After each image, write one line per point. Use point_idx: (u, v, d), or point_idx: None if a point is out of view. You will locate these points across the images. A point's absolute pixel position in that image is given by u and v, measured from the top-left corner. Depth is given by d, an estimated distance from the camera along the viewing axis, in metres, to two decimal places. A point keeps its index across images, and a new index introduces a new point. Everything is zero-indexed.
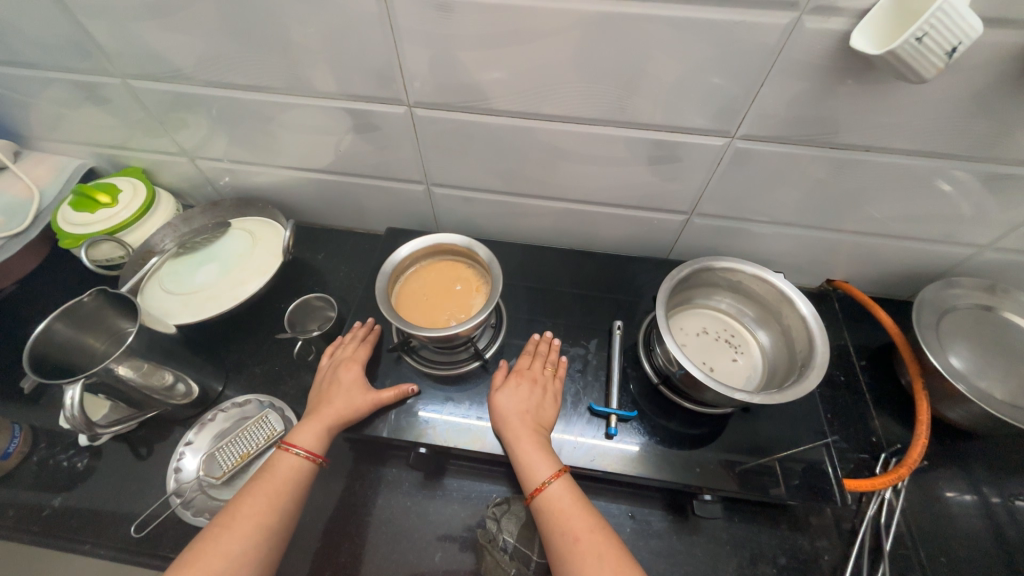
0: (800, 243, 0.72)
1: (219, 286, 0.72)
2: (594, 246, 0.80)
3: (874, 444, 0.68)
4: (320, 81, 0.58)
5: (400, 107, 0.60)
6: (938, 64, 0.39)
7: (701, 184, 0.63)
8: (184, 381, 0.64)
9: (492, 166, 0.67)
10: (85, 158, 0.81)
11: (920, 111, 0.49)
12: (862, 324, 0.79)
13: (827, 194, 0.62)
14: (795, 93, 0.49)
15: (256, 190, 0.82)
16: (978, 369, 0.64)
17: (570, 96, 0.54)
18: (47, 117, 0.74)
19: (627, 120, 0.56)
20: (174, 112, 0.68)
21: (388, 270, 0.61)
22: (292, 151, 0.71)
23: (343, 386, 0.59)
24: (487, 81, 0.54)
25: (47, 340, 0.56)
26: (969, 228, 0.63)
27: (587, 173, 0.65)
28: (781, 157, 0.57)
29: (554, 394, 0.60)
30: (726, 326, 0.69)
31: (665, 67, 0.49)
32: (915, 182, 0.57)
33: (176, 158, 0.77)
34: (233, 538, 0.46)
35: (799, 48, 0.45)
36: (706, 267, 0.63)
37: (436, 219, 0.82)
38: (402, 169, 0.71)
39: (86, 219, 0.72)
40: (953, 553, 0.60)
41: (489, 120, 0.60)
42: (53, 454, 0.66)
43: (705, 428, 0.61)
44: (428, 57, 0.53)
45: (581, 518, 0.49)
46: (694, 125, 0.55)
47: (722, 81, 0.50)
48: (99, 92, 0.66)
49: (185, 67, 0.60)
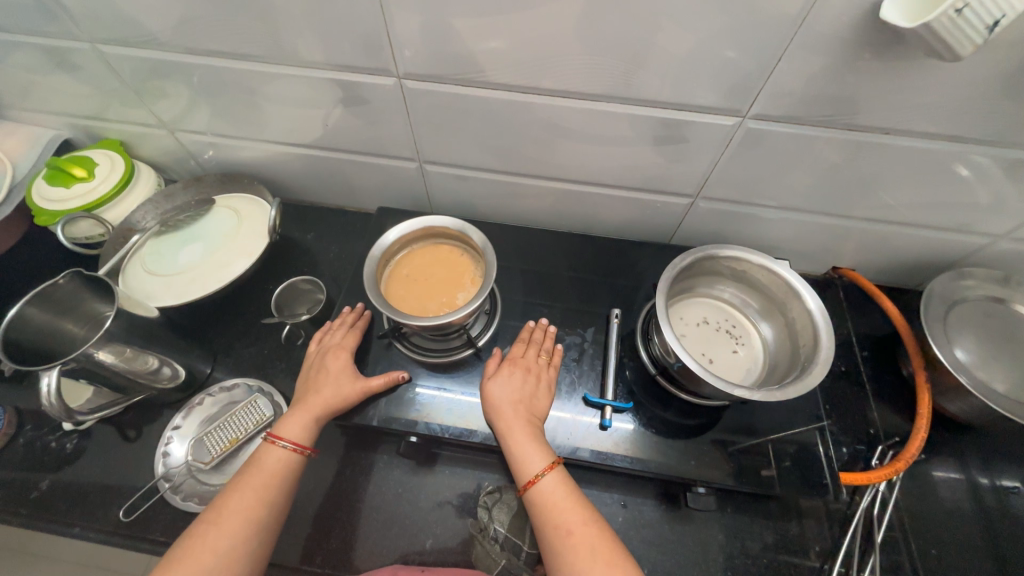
0: (808, 229, 0.69)
1: (203, 267, 0.69)
2: (594, 228, 0.77)
3: (872, 435, 0.67)
4: (303, 49, 0.54)
5: (390, 79, 0.56)
6: (976, 40, 0.35)
7: (708, 166, 0.60)
8: (170, 365, 0.63)
9: (489, 144, 0.64)
10: (60, 129, 0.77)
11: (951, 92, 0.45)
12: (866, 313, 0.77)
13: (841, 178, 0.58)
14: (816, 69, 0.46)
15: (241, 165, 0.78)
16: (983, 363, 0.62)
17: (572, 70, 0.50)
18: (15, 85, 0.69)
19: (632, 97, 0.52)
20: (150, 81, 0.63)
21: (376, 255, 0.59)
22: (277, 124, 0.67)
23: (331, 374, 0.57)
24: (483, 51, 0.50)
25: (21, 325, 0.54)
26: (986, 218, 0.60)
27: (589, 152, 0.62)
28: (795, 138, 0.54)
29: (548, 383, 0.58)
30: (728, 316, 0.67)
31: (676, 39, 0.45)
32: (934, 167, 0.54)
33: (156, 130, 0.73)
34: (222, 534, 0.45)
35: (823, 20, 0.41)
36: (709, 255, 0.61)
37: (430, 199, 0.78)
38: (394, 145, 0.67)
39: (62, 194, 0.69)
40: (943, 544, 0.61)
41: (485, 95, 0.56)
42: (40, 436, 0.65)
43: (702, 419, 0.60)
44: (419, 24, 0.49)
45: (574, 510, 0.48)
46: (705, 103, 0.52)
47: (736, 56, 0.46)
48: (67, 57, 0.62)
49: (158, 32, 0.55)
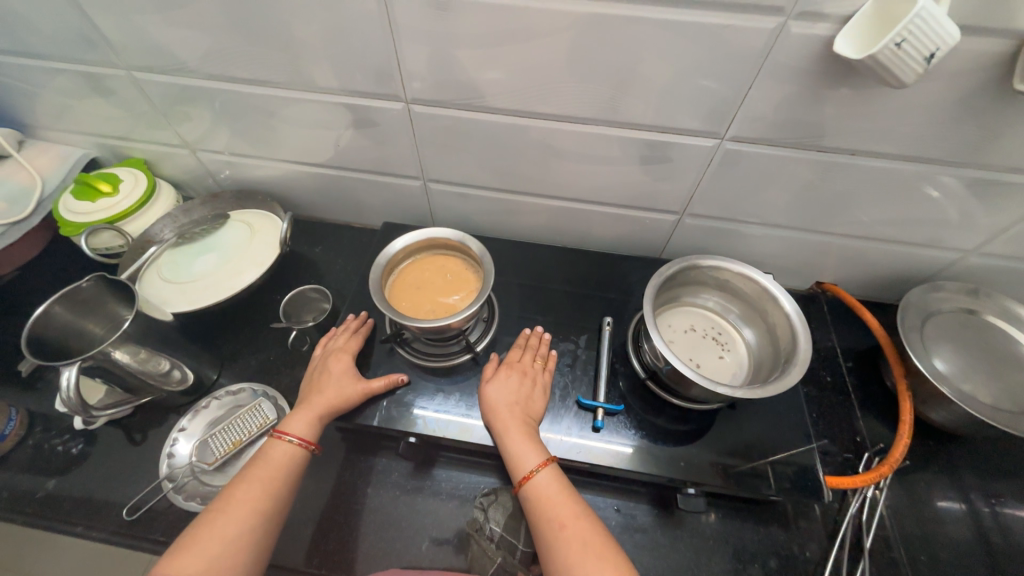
0: (789, 244, 0.73)
1: (216, 276, 0.73)
2: (588, 244, 0.82)
3: (858, 444, 0.69)
4: (321, 76, 0.60)
5: (398, 103, 0.62)
6: (918, 69, 0.40)
7: (692, 184, 0.65)
8: (181, 368, 0.65)
9: (488, 163, 0.69)
10: (88, 148, 0.82)
11: (906, 116, 0.50)
12: (850, 327, 0.80)
13: (816, 196, 0.63)
14: (783, 96, 0.51)
15: (255, 183, 0.83)
16: (961, 372, 0.65)
17: (565, 96, 0.56)
18: (52, 107, 0.75)
19: (619, 120, 0.57)
20: (178, 105, 0.69)
21: (381, 262, 0.63)
22: (293, 145, 0.72)
23: (334, 375, 0.60)
24: (484, 80, 0.56)
25: (46, 324, 0.57)
26: (954, 234, 0.64)
27: (581, 171, 0.67)
28: (770, 159, 0.59)
29: (543, 386, 0.61)
30: (713, 324, 0.70)
31: (657, 69, 0.51)
32: (901, 185, 0.58)
33: (178, 150, 0.79)
34: (230, 521, 0.46)
35: (786, 52, 0.46)
36: (694, 265, 0.64)
37: (432, 215, 0.83)
38: (400, 164, 0.72)
39: (87, 208, 0.73)
40: (933, 552, 0.61)
41: (486, 118, 0.61)
42: (48, 438, 0.67)
43: (692, 424, 0.62)
44: (426, 56, 0.54)
45: (567, 505, 0.49)
46: (686, 126, 0.57)
47: (712, 84, 0.51)
48: (103, 83, 0.68)
49: (190, 60, 0.61)
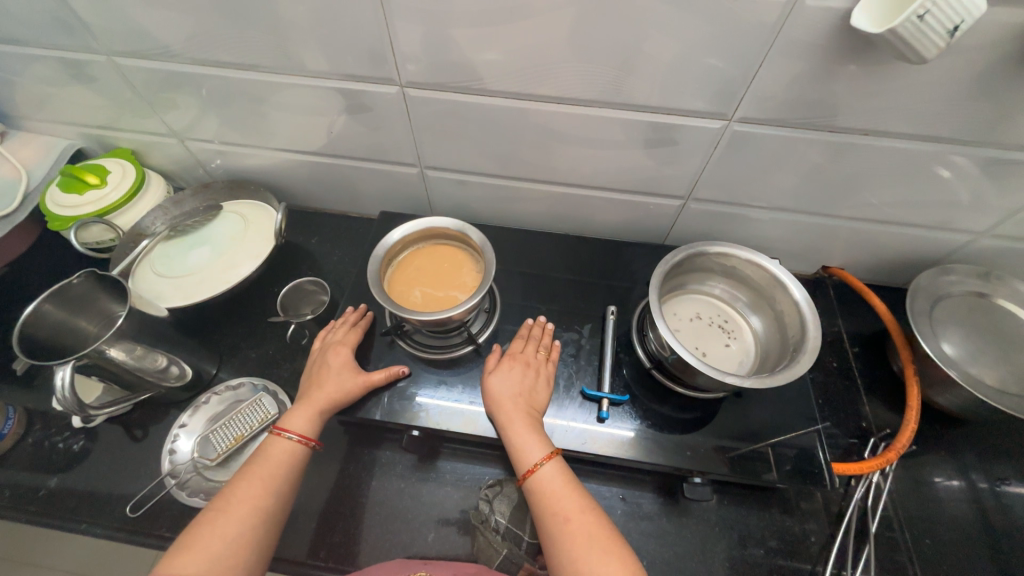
0: (796, 229, 0.72)
1: (211, 269, 0.72)
2: (590, 230, 0.80)
3: (864, 429, 0.68)
4: (311, 59, 0.57)
5: (393, 87, 0.59)
6: (940, 43, 0.38)
7: (698, 168, 0.63)
8: (178, 364, 0.65)
9: (487, 149, 0.66)
10: (73, 139, 0.80)
11: (923, 94, 0.48)
12: (856, 311, 0.79)
13: (826, 179, 0.61)
14: (795, 73, 0.48)
15: (248, 173, 0.81)
16: (968, 356, 0.64)
17: (567, 77, 0.53)
18: (33, 97, 0.72)
19: (623, 102, 0.55)
20: (162, 91, 0.66)
21: (380, 254, 0.61)
22: (285, 132, 0.70)
23: (334, 369, 0.59)
24: (482, 62, 0.53)
25: (38, 322, 0.57)
26: (966, 215, 0.63)
27: (584, 156, 0.64)
28: (779, 141, 0.57)
29: (547, 377, 0.60)
30: (720, 311, 0.69)
31: (663, 46, 0.48)
32: (913, 167, 0.57)
33: (167, 140, 0.76)
34: (230, 522, 0.45)
35: (799, 27, 0.44)
36: (700, 252, 0.63)
37: (430, 203, 0.81)
38: (396, 151, 0.70)
39: (75, 201, 0.71)
40: (937, 535, 0.61)
41: (484, 101, 0.59)
42: (47, 436, 0.66)
43: (697, 412, 0.61)
44: (420, 36, 0.52)
45: (571, 499, 0.49)
46: (692, 108, 0.54)
47: (719, 63, 0.49)
48: (84, 70, 0.65)
49: (172, 44, 0.58)
